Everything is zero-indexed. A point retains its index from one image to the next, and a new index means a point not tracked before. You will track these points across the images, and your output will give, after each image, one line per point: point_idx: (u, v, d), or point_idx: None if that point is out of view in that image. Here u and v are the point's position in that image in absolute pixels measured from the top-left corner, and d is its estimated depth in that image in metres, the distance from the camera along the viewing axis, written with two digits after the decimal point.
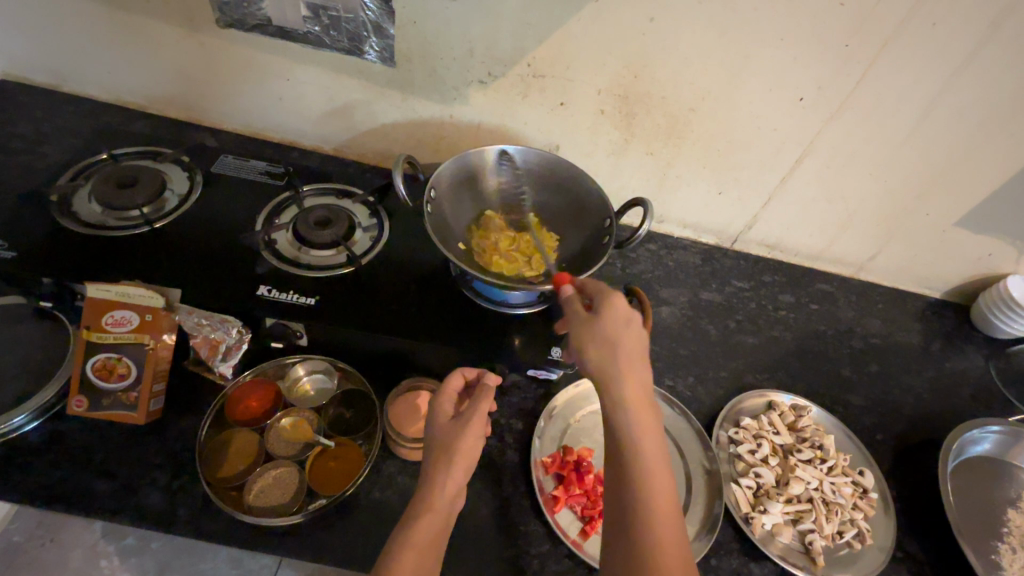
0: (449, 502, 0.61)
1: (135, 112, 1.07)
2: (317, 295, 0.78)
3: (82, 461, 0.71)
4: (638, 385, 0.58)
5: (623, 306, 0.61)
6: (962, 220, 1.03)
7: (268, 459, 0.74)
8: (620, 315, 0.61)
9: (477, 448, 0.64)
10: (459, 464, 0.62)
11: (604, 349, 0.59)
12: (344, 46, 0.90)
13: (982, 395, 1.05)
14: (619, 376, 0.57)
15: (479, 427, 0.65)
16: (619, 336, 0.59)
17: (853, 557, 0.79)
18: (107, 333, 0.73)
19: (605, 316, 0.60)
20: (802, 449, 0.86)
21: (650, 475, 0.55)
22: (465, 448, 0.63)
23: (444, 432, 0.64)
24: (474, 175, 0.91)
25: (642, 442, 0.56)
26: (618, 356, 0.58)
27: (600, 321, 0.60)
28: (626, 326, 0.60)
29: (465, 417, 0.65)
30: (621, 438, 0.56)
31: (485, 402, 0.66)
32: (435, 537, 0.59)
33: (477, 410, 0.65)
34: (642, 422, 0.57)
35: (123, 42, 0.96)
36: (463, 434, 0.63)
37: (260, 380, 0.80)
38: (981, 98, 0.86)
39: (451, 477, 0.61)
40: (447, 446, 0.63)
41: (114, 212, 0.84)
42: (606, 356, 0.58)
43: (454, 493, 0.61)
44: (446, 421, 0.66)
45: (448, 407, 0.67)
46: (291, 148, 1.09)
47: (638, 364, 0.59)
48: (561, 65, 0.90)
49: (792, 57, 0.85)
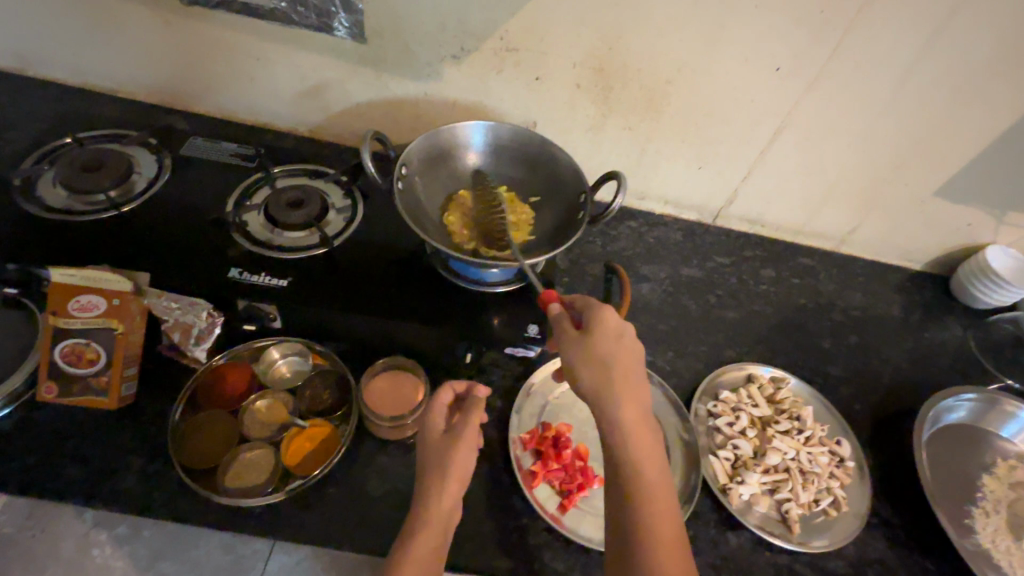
0: (445, 515, 0.63)
1: (104, 96, 1.04)
2: (289, 277, 0.78)
3: (55, 447, 0.69)
4: (632, 399, 0.60)
5: (616, 322, 0.63)
6: (941, 190, 1.02)
7: (243, 441, 0.72)
8: (614, 330, 0.63)
9: (471, 460, 0.66)
10: (454, 478, 0.64)
11: (599, 365, 0.60)
12: (312, 23, 0.89)
13: (960, 364, 1.06)
14: (615, 390, 0.60)
15: (471, 442, 0.66)
16: (614, 356, 0.61)
17: (828, 524, 0.79)
18: (73, 319, 0.70)
19: (599, 330, 0.62)
20: (779, 420, 0.86)
21: (649, 484, 0.58)
22: (459, 464, 0.64)
23: (437, 447, 0.65)
24: (447, 154, 0.89)
25: (638, 450, 0.59)
26: (614, 370, 0.60)
27: (594, 337, 0.62)
28: (618, 342, 0.62)
29: (457, 432, 0.66)
30: (618, 449, 0.59)
31: (477, 415, 0.67)
32: (435, 550, 0.61)
33: (469, 424, 0.66)
34: (638, 435, 0.59)
35: (86, 21, 0.93)
36: (456, 449, 0.65)
37: (233, 362, 0.78)
38: (956, 66, 0.86)
39: (448, 491, 0.63)
40: (443, 462, 0.64)
41: (80, 196, 0.82)
42: (604, 374, 0.60)
43: (452, 505, 0.64)
44: (439, 435, 0.67)
45: (438, 420, 0.68)
46: (265, 130, 1.07)
47: (632, 375, 0.61)
48: (535, 37, 0.88)
49: (765, 26, 0.83)
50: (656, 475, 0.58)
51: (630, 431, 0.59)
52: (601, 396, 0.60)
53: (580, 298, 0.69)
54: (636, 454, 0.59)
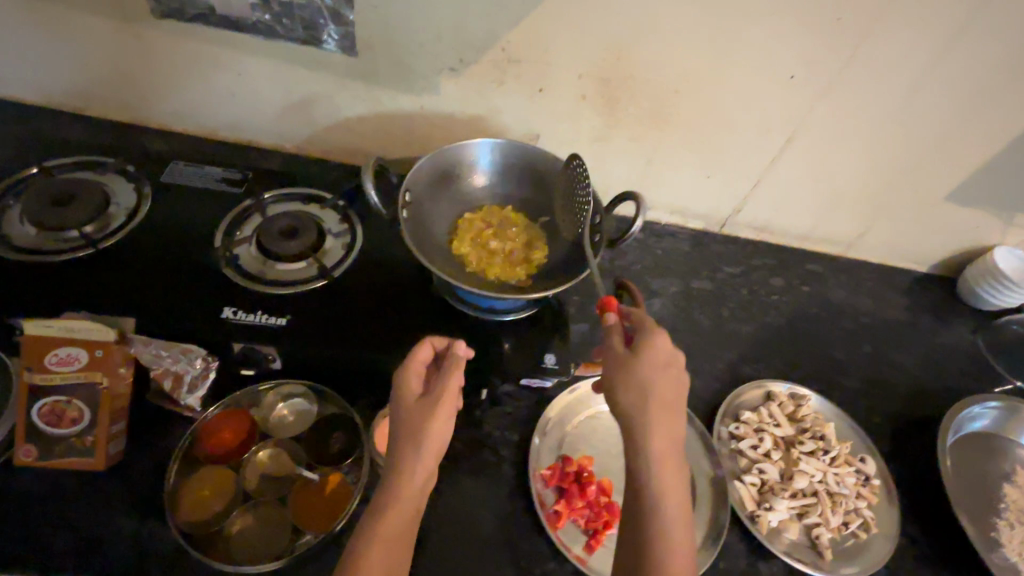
0: (419, 489, 0.58)
1: (72, 117, 0.97)
2: (287, 316, 0.73)
3: (34, 514, 0.62)
4: (667, 429, 0.56)
5: (666, 350, 0.60)
6: (951, 193, 1.01)
7: (247, 497, 0.67)
8: (662, 357, 0.60)
9: (449, 426, 0.60)
10: (430, 447, 0.58)
11: (639, 388, 0.57)
12: (299, 36, 0.83)
13: (973, 368, 1.05)
14: (649, 416, 0.56)
15: (448, 405, 0.60)
16: (656, 382, 0.58)
17: (859, 547, 0.78)
18: (52, 374, 0.64)
19: (646, 354, 0.59)
20: (803, 441, 0.84)
21: (664, 516, 0.54)
22: (433, 429, 0.59)
23: (412, 414, 0.59)
24: (451, 176, 0.85)
25: (664, 478, 0.55)
26: (653, 397, 0.57)
27: (640, 360, 0.59)
28: (665, 369, 0.59)
29: (433, 396, 0.60)
30: (641, 477, 0.55)
31: (455, 377, 0.61)
32: (404, 528, 0.56)
33: (448, 388, 0.61)
34: (662, 465, 0.55)
35: (48, 36, 0.86)
36: (433, 415, 0.59)
37: (230, 412, 0.72)
38: (973, 70, 0.83)
39: (420, 463, 0.57)
40: (415, 430, 0.58)
41: (52, 234, 0.76)
42: (642, 399, 0.57)
43: (424, 478, 0.58)
44: (414, 400, 0.60)
45: (414, 383, 0.62)
46: (249, 148, 1.00)
47: (671, 405, 0.58)
48: (538, 47, 0.84)
49: (781, 32, 0.80)
50: (675, 502, 0.55)
51: (657, 459, 0.55)
52: (634, 418, 0.57)
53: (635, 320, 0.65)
54: (657, 483, 0.55)
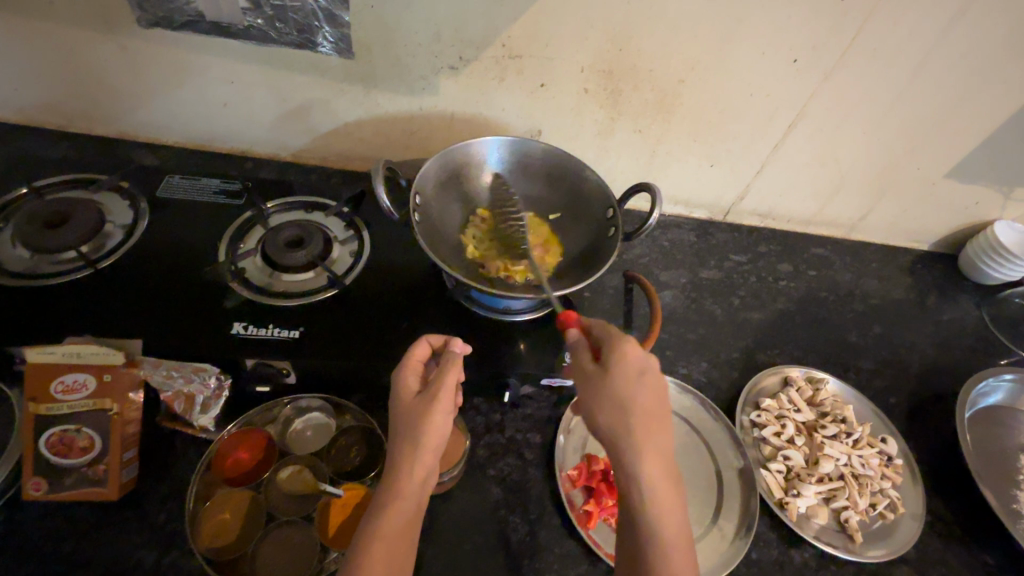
0: (422, 486, 0.55)
1: (58, 134, 0.93)
2: (301, 327, 0.70)
3: (47, 552, 0.60)
4: (652, 438, 0.54)
5: (637, 356, 0.58)
6: (952, 170, 1.01)
7: (270, 517, 0.64)
8: (635, 364, 0.57)
9: (448, 421, 0.58)
10: (431, 441, 0.56)
11: (617, 403, 0.55)
12: (293, 40, 0.79)
13: (980, 342, 1.06)
14: (637, 432, 0.54)
15: (449, 399, 0.58)
16: (633, 393, 0.56)
17: (887, 528, 0.77)
18: (59, 403, 0.61)
19: (618, 365, 0.57)
20: (825, 424, 0.84)
21: (664, 532, 0.52)
22: (432, 425, 0.56)
23: (409, 411, 0.57)
24: (460, 178, 0.83)
25: (655, 488, 0.53)
26: (633, 410, 0.55)
27: (612, 373, 0.57)
28: (641, 377, 0.57)
29: (432, 391, 0.58)
30: (636, 497, 0.53)
31: (454, 372, 0.59)
32: (408, 526, 0.53)
33: (447, 382, 0.58)
34: (657, 479, 0.53)
35: (28, 52, 0.82)
36: (433, 410, 0.56)
37: (246, 430, 0.70)
38: (975, 47, 0.83)
39: (420, 459, 0.55)
40: (412, 425, 0.56)
41: (47, 256, 0.73)
42: (620, 414, 0.55)
43: (426, 475, 0.56)
44: (412, 397, 0.58)
45: (413, 380, 0.60)
46: (244, 159, 0.98)
47: (653, 412, 0.56)
48: (539, 42, 0.82)
49: (784, 18, 0.79)
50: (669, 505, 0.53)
51: (647, 474, 0.53)
52: (619, 438, 0.54)
53: (601, 328, 0.63)
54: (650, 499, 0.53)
